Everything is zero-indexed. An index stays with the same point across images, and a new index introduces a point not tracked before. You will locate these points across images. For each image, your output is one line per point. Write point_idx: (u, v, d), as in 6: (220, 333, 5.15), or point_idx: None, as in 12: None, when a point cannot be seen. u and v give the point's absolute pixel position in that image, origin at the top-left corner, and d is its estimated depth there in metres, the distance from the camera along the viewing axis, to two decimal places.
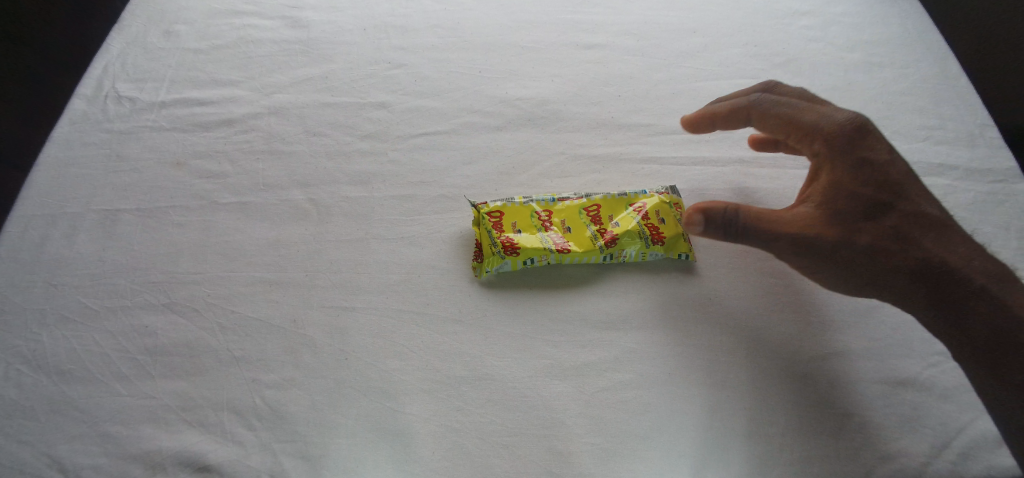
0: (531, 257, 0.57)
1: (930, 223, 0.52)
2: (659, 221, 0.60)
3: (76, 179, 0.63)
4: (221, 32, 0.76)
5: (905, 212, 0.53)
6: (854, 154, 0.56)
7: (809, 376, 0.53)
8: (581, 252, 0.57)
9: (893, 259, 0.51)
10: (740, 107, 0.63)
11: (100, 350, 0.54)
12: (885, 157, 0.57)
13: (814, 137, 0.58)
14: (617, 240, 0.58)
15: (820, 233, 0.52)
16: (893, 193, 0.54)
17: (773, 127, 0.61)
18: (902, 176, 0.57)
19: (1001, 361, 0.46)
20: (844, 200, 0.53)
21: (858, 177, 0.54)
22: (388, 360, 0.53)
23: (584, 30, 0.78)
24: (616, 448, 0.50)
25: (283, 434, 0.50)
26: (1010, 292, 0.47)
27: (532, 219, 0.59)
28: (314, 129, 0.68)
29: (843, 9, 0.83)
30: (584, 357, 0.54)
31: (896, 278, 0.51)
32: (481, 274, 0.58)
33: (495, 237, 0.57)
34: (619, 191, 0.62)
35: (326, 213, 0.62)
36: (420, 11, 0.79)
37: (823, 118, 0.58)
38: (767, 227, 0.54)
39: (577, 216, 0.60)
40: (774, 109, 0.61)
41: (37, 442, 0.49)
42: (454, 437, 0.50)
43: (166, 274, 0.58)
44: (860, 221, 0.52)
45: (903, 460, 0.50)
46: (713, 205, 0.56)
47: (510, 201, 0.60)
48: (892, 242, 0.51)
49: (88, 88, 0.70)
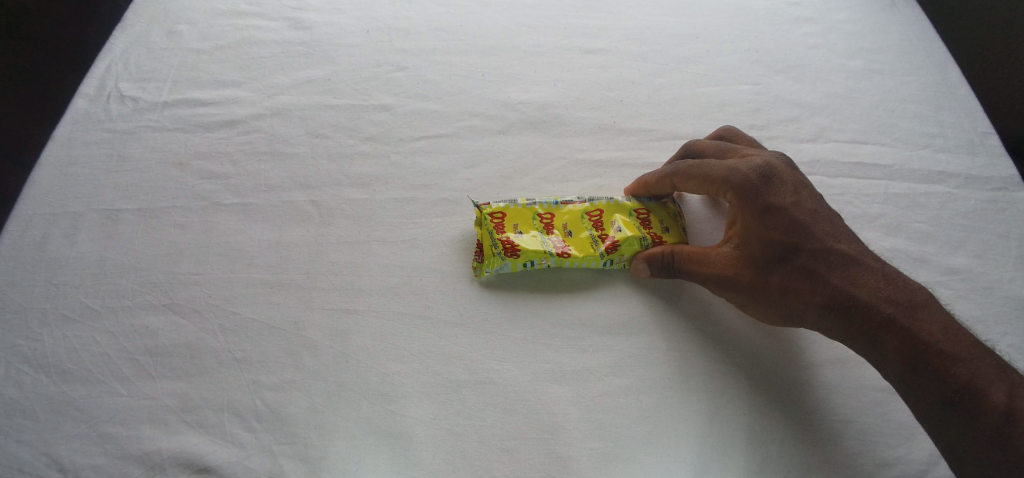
0: (530, 260, 0.57)
1: (841, 261, 0.50)
2: (662, 230, 0.60)
3: (78, 178, 0.63)
4: (223, 33, 0.76)
5: (813, 251, 0.51)
6: (756, 199, 0.52)
7: (809, 382, 0.54)
8: (580, 256, 0.57)
9: (810, 295, 0.50)
10: (665, 176, 0.58)
11: (101, 350, 0.54)
12: (791, 194, 0.53)
13: (722, 188, 0.54)
14: (618, 247, 0.58)
15: (738, 278, 0.52)
16: (797, 229, 0.51)
17: (693, 191, 0.57)
18: (812, 213, 0.53)
19: (916, 396, 0.44)
20: (752, 242, 0.52)
21: (758, 217, 0.52)
22: (388, 362, 0.53)
23: (586, 35, 0.78)
24: (615, 453, 0.50)
25: (283, 436, 0.50)
26: (917, 320, 0.45)
27: (533, 222, 0.59)
28: (317, 130, 0.68)
29: (845, 16, 0.84)
30: (583, 362, 0.54)
31: (811, 315, 0.50)
32: (480, 275, 0.58)
33: (496, 238, 0.57)
34: (622, 198, 0.63)
35: (327, 215, 0.62)
36: (423, 14, 0.79)
37: (720, 174, 0.54)
38: (696, 269, 0.54)
39: (579, 220, 0.60)
40: (690, 173, 0.56)
41: (36, 442, 0.49)
42: (454, 440, 0.50)
43: (167, 274, 0.58)
44: (770, 260, 0.51)
45: (902, 468, 0.50)
46: (653, 254, 0.56)
47: (512, 202, 0.60)
48: (805, 282, 0.50)
49: (90, 88, 0.70)
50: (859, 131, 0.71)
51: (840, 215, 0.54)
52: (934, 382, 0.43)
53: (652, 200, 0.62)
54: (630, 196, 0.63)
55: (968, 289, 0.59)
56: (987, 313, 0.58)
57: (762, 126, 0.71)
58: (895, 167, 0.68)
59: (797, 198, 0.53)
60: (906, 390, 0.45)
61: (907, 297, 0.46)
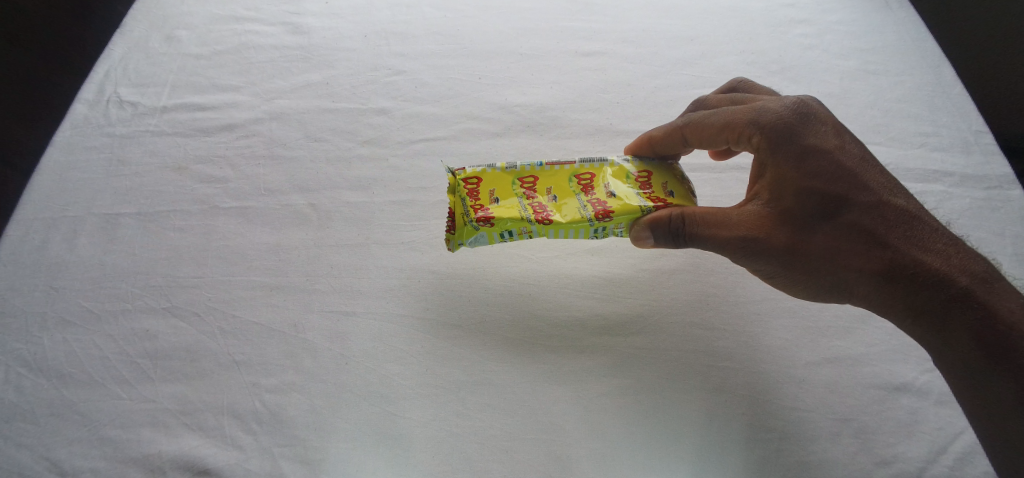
0: (508, 230, 0.50)
1: (897, 222, 0.49)
2: (667, 193, 0.52)
3: (78, 183, 0.64)
4: (223, 38, 0.77)
5: (865, 207, 0.50)
6: (797, 145, 0.50)
7: (806, 381, 0.54)
8: (566, 223, 0.49)
9: (862, 257, 0.48)
10: (674, 129, 0.55)
11: (101, 353, 0.54)
12: (835, 144, 0.52)
13: (749, 130, 0.52)
14: (612, 214, 0.49)
15: (771, 238, 0.49)
16: (845, 183, 0.50)
17: (708, 141, 0.54)
18: (858, 165, 0.51)
19: (978, 382, 0.43)
20: (792, 197, 0.49)
21: (803, 168, 0.50)
22: (388, 364, 0.53)
23: (582, 38, 0.79)
24: (616, 454, 0.50)
25: (283, 438, 0.50)
26: (993, 294, 0.44)
27: (512, 187, 0.52)
28: (315, 134, 0.68)
29: (839, 17, 0.84)
30: (582, 362, 0.54)
31: (860, 281, 0.49)
32: (455, 248, 0.51)
33: (469, 206, 0.50)
34: (618, 158, 0.55)
35: (326, 219, 0.62)
36: (420, 18, 0.80)
37: (747, 117, 0.52)
38: (712, 233, 0.49)
39: (566, 184, 0.52)
40: (706, 122, 0.54)
41: (36, 446, 0.50)
42: (454, 441, 0.50)
43: (167, 278, 0.58)
44: (814, 216, 0.49)
45: (901, 465, 0.50)
46: (659, 218, 0.48)
47: (490, 165, 0.53)
48: (854, 242, 0.49)
49: (90, 92, 0.70)
50: (854, 131, 0.72)
51: (885, 171, 0.53)
52: (1010, 367, 0.41)
53: (655, 159, 0.57)
54: (630, 157, 0.55)
55: None
56: None
57: None
58: (890, 166, 0.68)
59: (842, 147, 0.52)
60: (962, 373, 0.44)
61: (979, 268, 0.46)
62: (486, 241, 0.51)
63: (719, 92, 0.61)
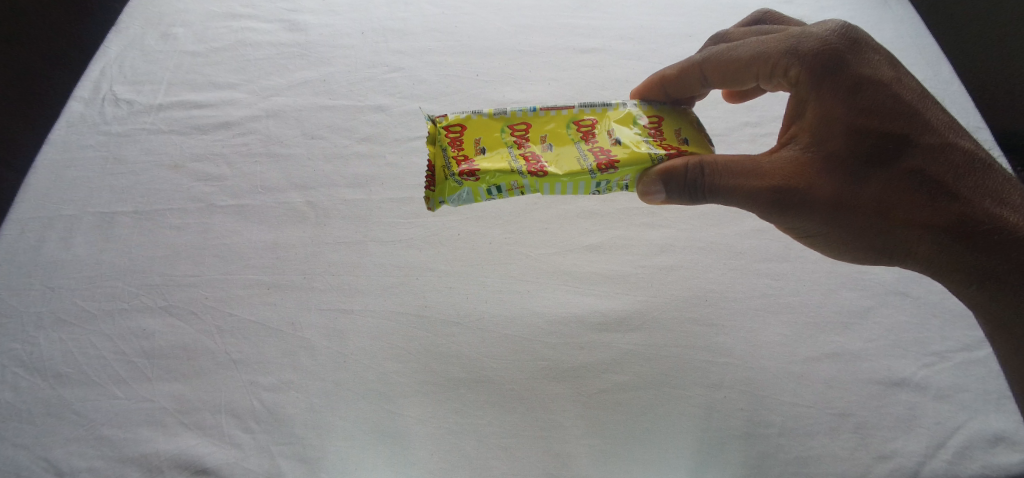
0: (496, 185, 0.43)
1: (965, 169, 0.42)
2: (681, 140, 0.47)
3: (74, 181, 0.63)
4: (219, 35, 0.76)
5: (928, 151, 0.43)
6: (847, 76, 0.44)
7: (806, 377, 0.53)
8: (563, 176, 0.42)
9: (926, 212, 0.42)
10: (692, 66, 0.51)
11: (98, 353, 0.54)
12: (890, 75, 0.45)
13: (785, 63, 0.46)
14: (618, 165, 0.42)
15: (810, 188, 0.42)
16: (906, 120, 0.43)
17: (733, 77, 0.50)
18: (917, 101, 0.44)
19: None
20: (841, 137, 0.43)
21: (854, 103, 0.43)
22: (387, 361, 0.53)
23: (581, 34, 0.79)
24: (614, 450, 0.50)
25: (280, 436, 0.50)
26: None
27: (500, 135, 0.46)
28: (312, 132, 0.68)
29: (837, 14, 0.84)
30: (582, 359, 0.54)
31: (920, 239, 0.42)
32: (436, 207, 0.44)
33: (452, 158, 0.44)
34: (625, 103, 0.49)
35: (324, 216, 0.62)
36: (417, 15, 0.79)
37: (781, 48, 0.46)
38: (737, 183, 0.43)
39: (564, 133, 0.46)
40: (728, 56, 0.49)
41: (32, 447, 0.49)
42: (453, 439, 0.50)
43: (164, 276, 0.58)
44: (867, 162, 0.43)
45: (899, 460, 0.50)
46: (673, 168, 0.41)
47: (476, 112, 0.47)
48: (915, 194, 0.42)
49: (85, 91, 0.70)
50: None
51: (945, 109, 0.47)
52: None
53: (668, 102, 0.53)
54: (638, 102, 0.50)
55: None
56: None
57: (757, 123, 0.69)
58: None
59: (898, 80, 0.45)
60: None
61: None
62: (472, 198, 0.45)
63: (744, 24, 0.58)
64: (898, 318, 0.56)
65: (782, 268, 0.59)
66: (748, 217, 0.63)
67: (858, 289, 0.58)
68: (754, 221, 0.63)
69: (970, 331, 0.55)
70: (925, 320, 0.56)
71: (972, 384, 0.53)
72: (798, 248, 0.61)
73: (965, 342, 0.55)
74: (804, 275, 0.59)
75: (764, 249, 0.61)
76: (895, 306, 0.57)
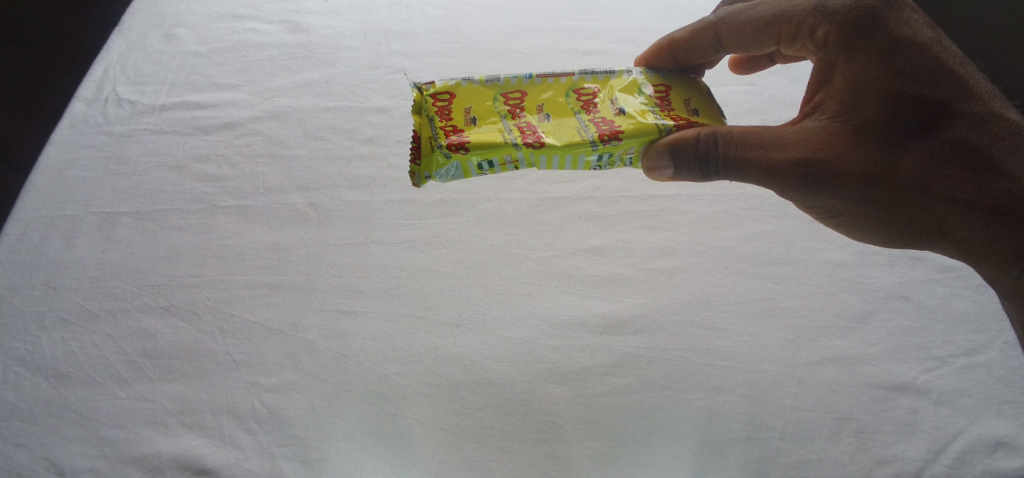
0: (489, 158, 0.42)
1: (1007, 140, 0.43)
2: (691, 112, 0.46)
3: (76, 181, 0.64)
4: (221, 36, 0.77)
5: (970, 121, 0.43)
6: (883, 37, 0.43)
7: (806, 380, 0.53)
8: (561, 148, 0.41)
9: (966, 187, 0.42)
10: (704, 28, 0.51)
11: (100, 352, 0.54)
12: (929, 36, 0.45)
13: (812, 22, 0.46)
14: (620, 136, 0.41)
15: (838, 161, 0.42)
16: (947, 86, 0.43)
17: (749, 39, 0.50)
18: (960, 66, 0.44)
19: None
20: (875, 105, 0.42)
21: (889, 68, 0.43)
22: (388, 364, 0.53)
23: (582, 37, 0.79)
24: (613, 452, 0.51)
25: (282, 437, 0.50)
26: None
27: (492, 104, 0.44)
28: (314, 133, 0.68)
29: None
30: (582, 362, 0.54)
31: (961, 216, 0.43)
32: (421, 183, 0.43)
33: (440, 129, 0.43)
34: (629, 70, 0.47)
35: (325, 218, 0.62)
36: (420, 17, 0.80)
37: (808, 7, 0.46)
38: (759, 155, 0.43)
39: (562, 101, 0.45)
40: (746, 18, 0.50)
41: (34, 446, 0.50)
42: (453, 441, 0.51)
43: (166, 277, 0.58)
44: (904, 134, 0.42)
45: (899, 464, 0.50)
46: (684, 139, 0.41)
47: (466, 79, 0.46)
48: (956, 168, 0.42)
49: (88, 91, 0.70)
50: None
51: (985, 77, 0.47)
52: None
53: (677, 69, 0.53)
54: (644, 69, 0.49)
55: (964, 286, 0.58)
56: (982, 310, 0.56)
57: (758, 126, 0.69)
58: None
59: (938, 42, 0.45)
60: None
61: None
62: (461, 174, 0.43)
63: None
64: (899, 323, 0.56)
65: (784, 273, 0.59)
66: (749, 221, 0.63)
67: (860, 293, 0.58)
68: (754, 224, 0.62)
69: (970, 335, 0.55)
70: (927, 325, 0.56)
71: (973, 389, 0.53)
72: (799, 251, 0.61)
73: (966, 346, 0.55)
74: (805, 280, 0.59)
75: (765, 252, 0.61)
76: (896, 310, 0.57)
